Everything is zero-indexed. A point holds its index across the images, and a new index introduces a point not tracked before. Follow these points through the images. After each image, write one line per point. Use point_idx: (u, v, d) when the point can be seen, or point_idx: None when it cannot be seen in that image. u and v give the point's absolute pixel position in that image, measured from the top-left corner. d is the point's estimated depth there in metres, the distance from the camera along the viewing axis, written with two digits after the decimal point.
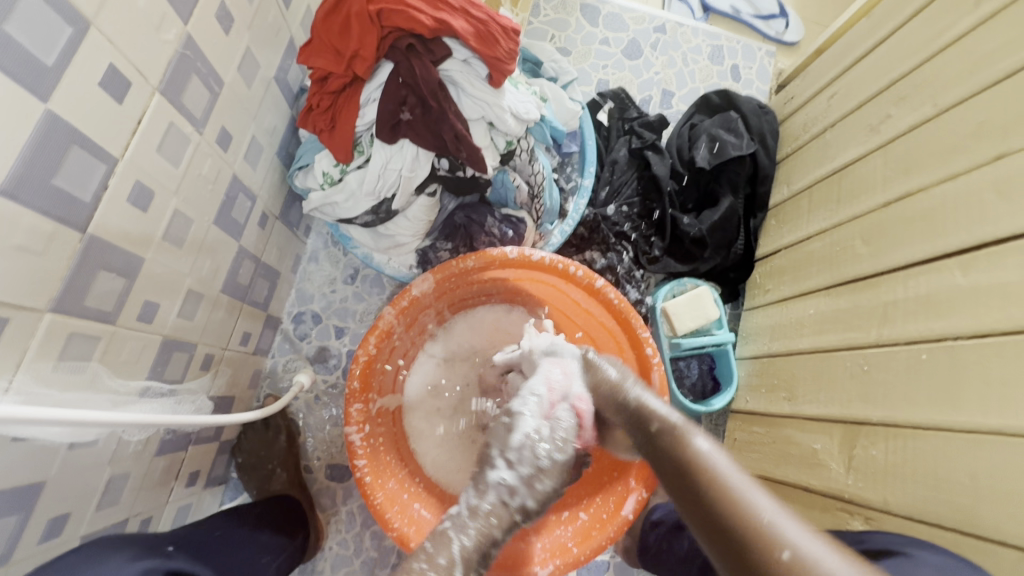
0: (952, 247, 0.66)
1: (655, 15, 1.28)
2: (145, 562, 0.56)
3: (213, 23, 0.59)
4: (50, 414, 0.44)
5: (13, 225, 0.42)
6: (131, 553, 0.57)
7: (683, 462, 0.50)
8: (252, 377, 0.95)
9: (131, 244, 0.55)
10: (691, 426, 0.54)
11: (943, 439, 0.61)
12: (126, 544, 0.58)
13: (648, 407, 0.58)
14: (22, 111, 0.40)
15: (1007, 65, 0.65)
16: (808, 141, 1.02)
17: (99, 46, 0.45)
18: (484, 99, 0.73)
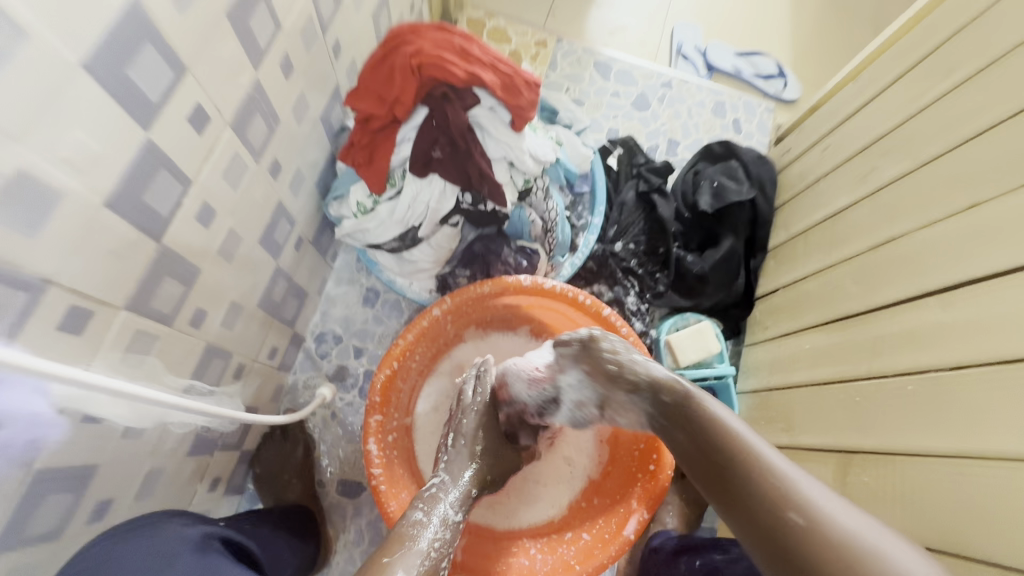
0: (934, 286, 0.71)
1: (663, 72, 1.40)
2: (200, 527, 0.64)
3: (277, 71, 0.68)
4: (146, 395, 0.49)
5: (109, 232, 0.48)
6: (183, 522, 0.63)
7: (755, 467, 0.57)
8: (275, 391, 1.00)
9: (193, 255, 0.62)
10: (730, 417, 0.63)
11: (928, 464, 0.65)
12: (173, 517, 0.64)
13: (694, 412, 0.64)
14: (126, 138, 0.47)
15: (978, 125, 0.73)
16: (804, 188, 1.10)
17: (191, 88, 0.53)
18: (506, 141, 0.81)
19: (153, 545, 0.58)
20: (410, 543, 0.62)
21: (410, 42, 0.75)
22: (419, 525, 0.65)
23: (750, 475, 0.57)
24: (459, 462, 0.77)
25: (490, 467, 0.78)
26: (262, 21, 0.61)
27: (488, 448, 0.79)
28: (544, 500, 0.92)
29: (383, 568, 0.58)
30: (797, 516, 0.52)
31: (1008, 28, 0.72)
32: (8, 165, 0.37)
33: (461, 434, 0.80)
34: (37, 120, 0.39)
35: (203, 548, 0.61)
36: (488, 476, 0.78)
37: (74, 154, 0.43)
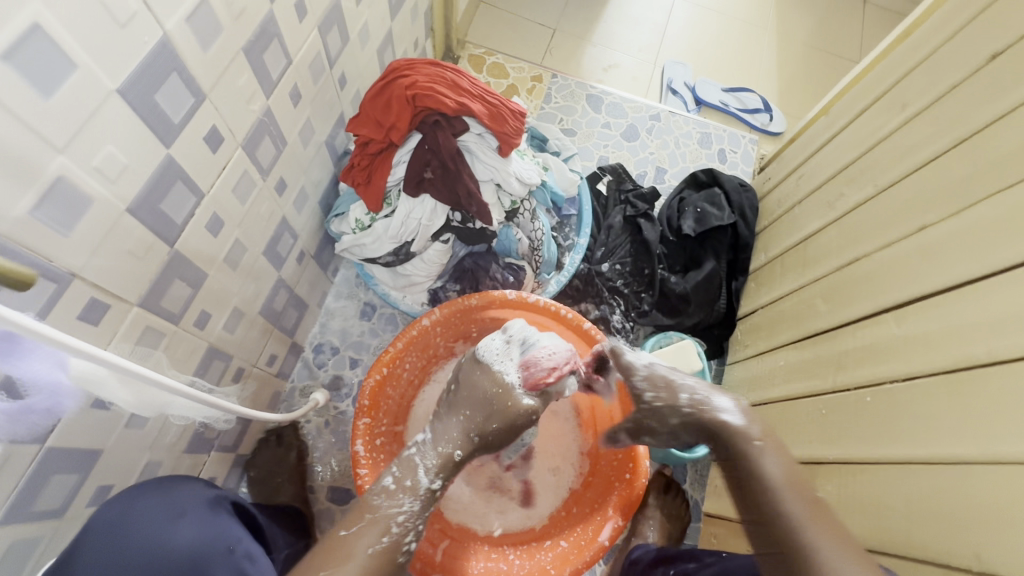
0: (890, 303, 0.76)
1: (651, 106, 1.49)
2: (214, 490, 0.73)
3: (286, 99, 0.76)
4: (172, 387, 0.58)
5: (129, 234, 0.55)
6: (202, 483, 0.73)
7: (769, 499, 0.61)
8: (272, 397, 1.05)
9: (201, 261, 0.69)
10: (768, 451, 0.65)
11: (884, 471, 0.68)
12: (190, 480, 0.72)
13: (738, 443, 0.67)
14: (149, 153, 0.54)
15: (927, 155, 0.79)
16: (781, 214, 1.16)
17: (208, 112, 0.60)
18: (493, 165, 0.89)
19: (170, 499, 0.67)
20: (372, 515, 0.66)
21: (406, 75, 0.83)
22: (390, 496, 0.68)
23: (801, 526, 0.58)
24: (451, 422, 0.73)
25: (490, 426, 0.72)
26: (274, 55, 0.69)
27: (496, 408, 0.72)
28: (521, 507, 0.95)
29: (339, 541, 0.63)
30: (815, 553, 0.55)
31: (952, 67, 0.79)
32: (49, 172, 0.44)
33: (470, 388, 0.74)
34: (76, 135, 0.46)
35: (212, 509, 0.69)
36: (483, 437, 0.72)
37: (105, 165, 0.49)
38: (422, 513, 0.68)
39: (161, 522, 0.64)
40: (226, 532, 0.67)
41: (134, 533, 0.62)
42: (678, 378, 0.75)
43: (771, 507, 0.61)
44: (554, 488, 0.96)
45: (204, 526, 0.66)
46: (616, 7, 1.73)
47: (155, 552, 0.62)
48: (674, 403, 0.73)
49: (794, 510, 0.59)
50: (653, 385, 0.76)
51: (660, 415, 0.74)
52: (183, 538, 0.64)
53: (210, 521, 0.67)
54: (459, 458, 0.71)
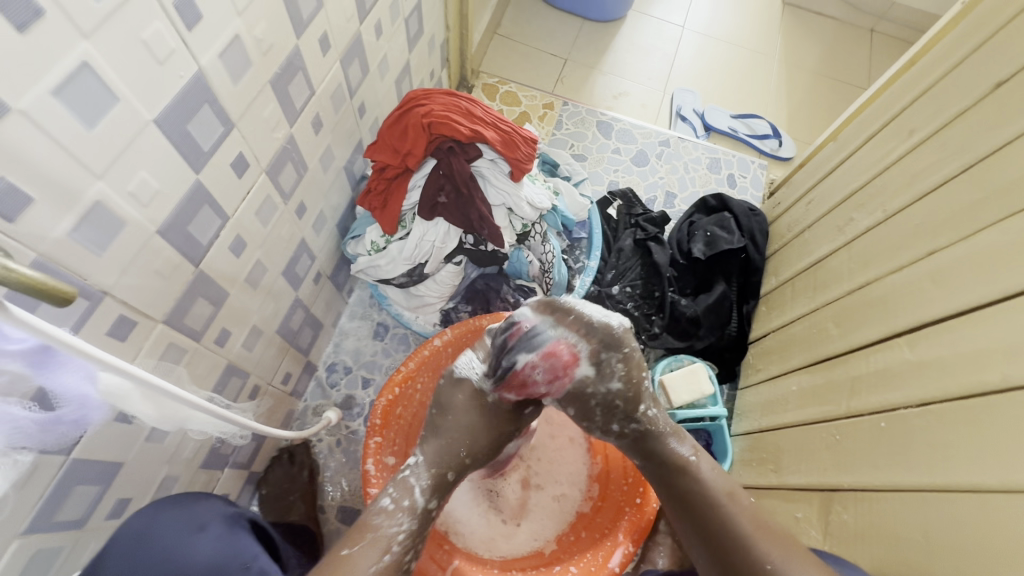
0: (902, 327, 0.76)
1: (661, 132, 1.52)
2: (230, 508, 0.74)
3: (308, 127, 0.80)
4: (198, 406, 0.61)
5: (157, 255, 0.58)
6: (220, 500, 0.74)
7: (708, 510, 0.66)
8: (285, 416, 1.06)
9: (224, 281, 0.71)
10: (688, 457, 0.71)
11: (900, 498, 0.67)
12: (206, 496, 0.73)
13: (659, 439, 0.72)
14: (181, 178, 0.57)
15: (934, 181, 0.80)
16: (791, 239, 1.16)
17: (236, 140, 0.64)
18: (505, 190, 0.91)
19: (191, 513, 0.69)
20: (373, 534, 0.63)
21: (422, 105, 0.87)
22: (387, 516, 0.65)
23: (750, 535, 0.62)
24: (438, 444, 0.72)
25: (479, 447, 0.72)
26: (299, 87, 0.73)
27: (482, 424, 0.72)
28: (530, 531, 0.94)
29: (341, 561, 0.60)
30: (766, 565, 0.59)
31: (956, 96, 0.81)
32: (87, 196, 0.47)
33: (453, 409, 0.73)
34: (114, 162, 0.49)
35: (231, 526, 0.70)
36: (472, 455, 0.72)
37: (139, 190, 0.53)
38: (419, 533, 0.66)
39: (182, 535, 0.65)
40: (244, 548, 0.68)
41: (156, 544, 0.64)
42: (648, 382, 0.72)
43: (711, 515, 0.65)
44: (562, 514, 0.96)
45: (224, 542, 0.67)
46: (626, 38, 1.78)
47: (175, 564, 0.63)
48: (632, 410, 0.71)
49: (740, 522, 0.63)
50: (625, 375, 0.70)
51: (612, 408, 0.71)
52: (202, 553, 0.65)
53: (227, 539, 0.68)
54: (452, 479, 0.70)
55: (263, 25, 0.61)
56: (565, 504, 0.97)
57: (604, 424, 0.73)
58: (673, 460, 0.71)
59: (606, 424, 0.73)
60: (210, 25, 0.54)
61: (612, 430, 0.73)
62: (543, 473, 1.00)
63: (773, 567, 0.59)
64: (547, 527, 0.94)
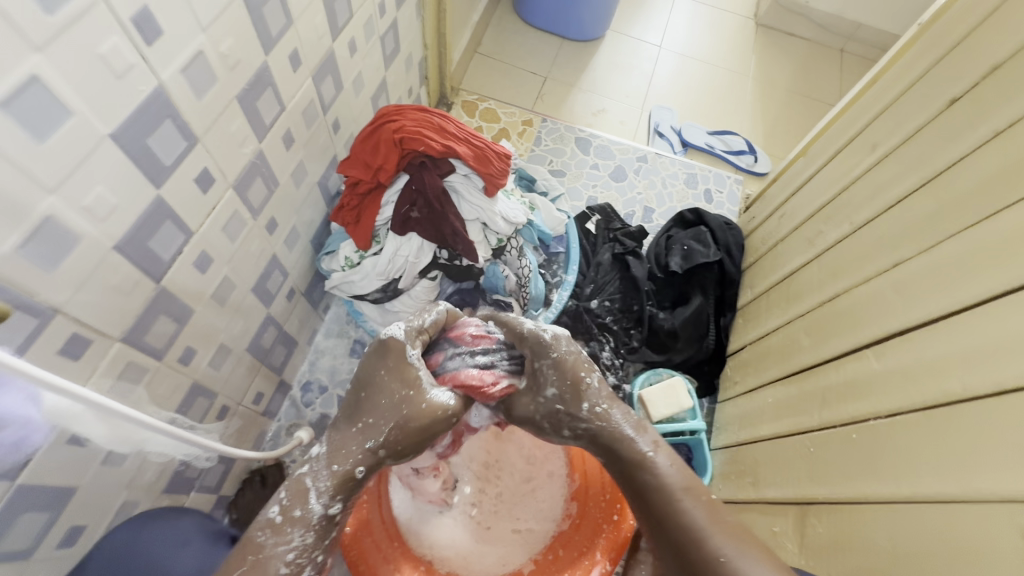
0: (869, 337, 0.76)
1: (638, 148, 1.54)
2: (212, 524, 0.79)
3: (278, 142, 0.80)
4: (145, 420, 0.56)
5: (115, 271, 0.56)
6: (202, 515, 0.79)
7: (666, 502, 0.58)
8: (257, 436, 1.03)
9: (188, 298, 0.70)
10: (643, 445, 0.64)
11: (870, 510, 0.66)
12: (190, 512, 0.78)
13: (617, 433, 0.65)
14: (141, 193, 0.56)
15: (895, 195, 0.82)
16: (765, 252, 1.18)
17: (200, 155, 0.63)
18: (479, 205, 0.92)
19: (175, 529, 0.73)
20: (255, 557, 0.55)
21: (394, 120, 0.87)
22: (275, 532, 0.57)
23: (705, 532, 0.55)
24: (350, 435, 0.64)
25: (397, 442, 0.63)
26: (267, 102, 0.73)
27: (407, 413, 0.63)
28: (498, 558, 0.88)
29: None
30: (720, 556, 0.53)
31: (916, 111, 0.83)
32: (38, 211, 0.46)
33: (375, 391, 0.66)
34: (68, 176, 0.48)
35: (212, 542, 0.76)
36: (392, 449, 0.64)
37: (95, 205, 0.52)
38: (321, 545, 0.59)
39: (167, 548, 0.71)
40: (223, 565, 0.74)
41: (141, 557, 0.69)
42: (587, 379, 0.69)
43: (669, 511, 0.58)
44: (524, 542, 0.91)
45: (203, 558, 0.73)
46: (603, 57, 1.81)
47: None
48: (575, 408, 0.68)
49: (695, 515, 0.56)
50: (558, 381, 0.69)
51: (557, 417, 0.69)
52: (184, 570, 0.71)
53: (208, 552, 0.74)
54: (362, 477, 0.62)
55: (228, 40, 0.61)
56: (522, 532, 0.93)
57: (555, 413, 0.69)
58: (636, 460, 0.63)
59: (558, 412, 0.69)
60: (170, 40, 0.53)
61: (567, 436, 0.69)
62: (514, 501, 0.97)
63: (725, 559, 0.53)
64: (517, 555, 0.88)
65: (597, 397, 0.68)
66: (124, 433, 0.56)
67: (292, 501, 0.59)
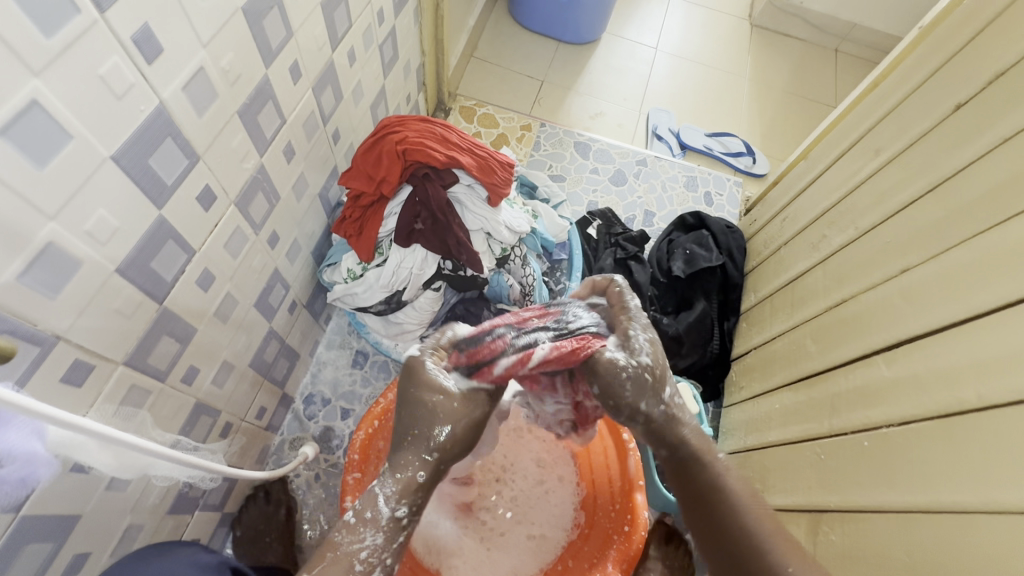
0: (878, 344, 0.76)
1: (637, 151, 1.54)
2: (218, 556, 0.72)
3: (279, 155, 0.78)
4: (157, 450, 0.56)
5: (117, 294, 0.55)
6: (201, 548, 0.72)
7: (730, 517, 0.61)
8: (260, 451, 1.02)
9: (191, 317, 0.68)
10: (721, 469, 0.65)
11: (884, 520, 0.66)
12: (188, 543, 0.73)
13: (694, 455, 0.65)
14: (142, 214, 0.55)
15: (900, 200, 0.81)
16: (769, 255, 1.18)
17: (201, 172, 0.62)
18: (483, 215, 0.91)
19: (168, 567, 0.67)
20: (334, 554, 0.54)
21: (397, 131, 0.86)
22: (349, 531, 0.56)
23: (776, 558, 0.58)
24: (407, 440, 0.59)
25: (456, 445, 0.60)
26: (268, 116, 0.72)
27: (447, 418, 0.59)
28: (510, 566, 0.89)
29: None
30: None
31: (920, 116, 0.83)
32: (38, 238, 0.45)
33: (416, 398, 0.60)
34: (69, 202, 0.47)
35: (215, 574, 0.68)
36: (451, 455, 0.60)
37: (96, 229, 0.50)
38: (391, 548, 0.56)
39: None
40: None
41: None
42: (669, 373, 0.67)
43: (723, 509, 0.62)
44: (538, 549, 0.91)
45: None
46: (600, 60, 1.81)
47: None
48: (660, 391, 0.64)
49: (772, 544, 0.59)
50: (654, 355, 0.65)
51: (642, 387, 0.63)
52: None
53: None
54: (425, 482, 0.58)
55: (229, 55, 0.60)
56: (538, 538, 0.92)
57: (635, 406, 0.64)
58: (693, 460, 0.65)
59: (637, 406, 0.64)
60: (172, 57, 0.52)
61: (637, 418, 0.65)
62: (529, 505, 0.96)
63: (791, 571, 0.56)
64: (529, 563, 0.90)
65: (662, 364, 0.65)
66: (135, 461, 0.56)
67: (361, 506, 0.57)
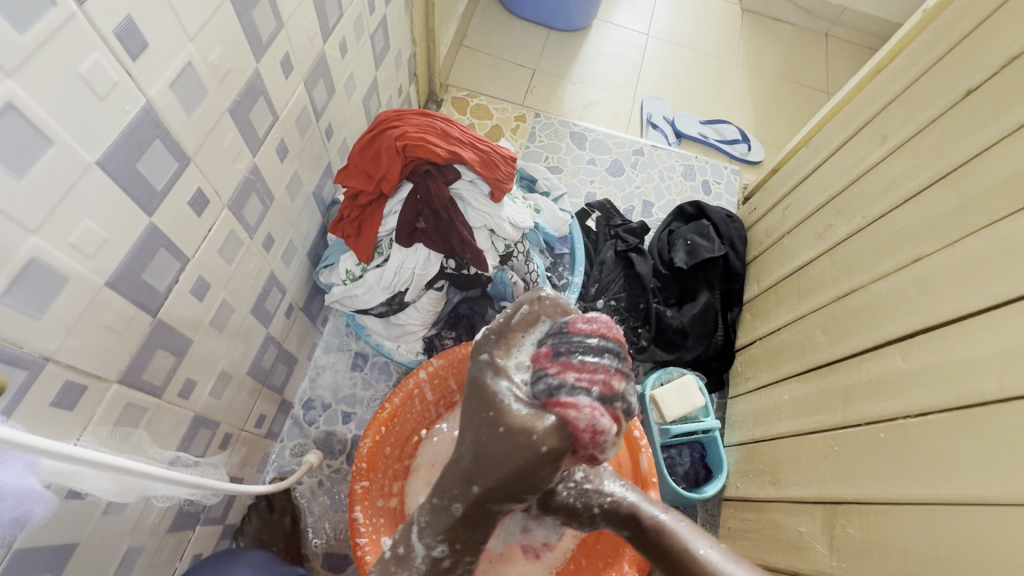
0: (892, 335, 0.76)
1: (634, 141, 1.52)
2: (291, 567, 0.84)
3: (272, 154, 0.74)
4: (158, 473, 0.54)
5: (108, 309, 0.51)
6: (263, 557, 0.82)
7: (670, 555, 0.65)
8: (260, 460, 0.99)
9: (186, 328, 0.65)
10: (646, 505, 0.70)
11: (904, 512, 0.66)
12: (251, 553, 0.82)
13: (630, 504, 0.71)
14: (132, 222, 0.51)
15: (910, 187, 0.81)
16: (771, 244, 1.17)
17: (192, 175, 0.58)
18: (486, 211, 0.88)
19: None
20: None
21: (395, 126, 0.83)
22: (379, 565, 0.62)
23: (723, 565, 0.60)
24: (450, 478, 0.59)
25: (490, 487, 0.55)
26: (260, 113, 0.68)
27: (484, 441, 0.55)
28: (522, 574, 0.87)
29: None
30: None
31: (928, 102, 0.82)
32: (21, 254, 0.41)
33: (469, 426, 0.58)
34: (52, 213, 0.43)
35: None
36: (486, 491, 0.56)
37: (82, 241, 0.47)
38: None
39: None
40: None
41: None
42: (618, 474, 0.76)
43: (682, 560, 0.63)
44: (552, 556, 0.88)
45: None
46: (592, 47, 1.77)
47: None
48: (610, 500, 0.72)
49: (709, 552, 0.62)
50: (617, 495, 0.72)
51: (585, 493, 0.72)
52: None
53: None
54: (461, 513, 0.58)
55: (218, 49, 0.56)
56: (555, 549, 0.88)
57: (591, 505, 0.72)
58: (651, 525, 0.68)
59: (594, 503, 0.72)
60: (158, 53, 0.48)
61: (595, 512, 0.72)
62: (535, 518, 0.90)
63: None
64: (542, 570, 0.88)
65: (608, 475, 0.75)
66: (134, 485, 0.54)
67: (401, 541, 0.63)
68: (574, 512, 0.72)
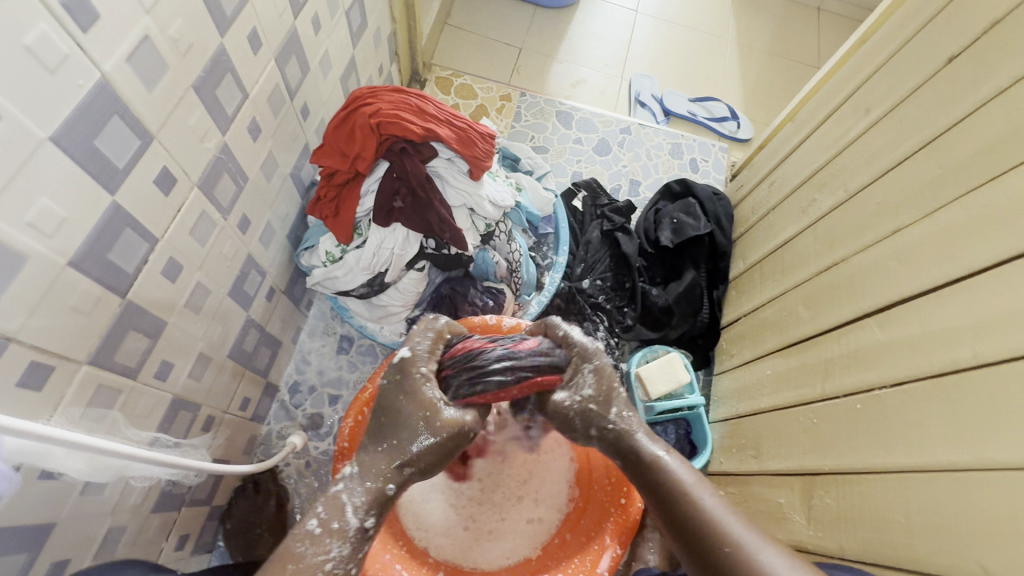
0: (870, 308, 0.76)
1: (621, 119, 1.50)
2: None
3: (243, 133, 0.73)
4: (129, 452, 0.53)
5: (72, 290, 0.51)
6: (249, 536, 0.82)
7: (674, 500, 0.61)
8: (247, 442, 0.99)
9: (159, 310, 0.64)
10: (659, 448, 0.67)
11: (879, 481, 0.67)
12: None
13: (635, 440, 0.67)
14: (94, 201, 0.51)
15: (891, 159, 0.80)
16: (756, 222, 1.16)
17: (157, 153, 0.57)
18: (465, 189, 0.88)
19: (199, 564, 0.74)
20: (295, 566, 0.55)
21: (369, 103, 0.81)
22: (316, 542, 0.57)
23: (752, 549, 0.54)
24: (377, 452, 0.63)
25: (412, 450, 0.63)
26: (228, 90, 0.66)
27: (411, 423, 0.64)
28: (505, 548, 0.87)
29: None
30: (725, 549, 0.55)
31: (912, 71, 0.81)
32: None
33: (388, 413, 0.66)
34: (4, 190, 0.42)
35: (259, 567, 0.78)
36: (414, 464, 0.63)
37: (40, 220, 0.46)
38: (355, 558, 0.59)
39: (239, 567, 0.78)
40: None
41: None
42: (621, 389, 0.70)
43: (684, 507, 0.60)
44: (534, 531, 0.89)
45: None
46: (579, 24, 1.74)
47: None
48: (603, 412, 0.68)
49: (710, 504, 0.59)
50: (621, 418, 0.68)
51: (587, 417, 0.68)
52: None
53: None
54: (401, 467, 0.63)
55: (179, 22, 0.54)
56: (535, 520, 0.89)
57: (586, 433, 0.69)
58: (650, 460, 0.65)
59: (588, 429, 0.69)
60: (110, 25, 0.47)
61: (592, 437, 0.69)
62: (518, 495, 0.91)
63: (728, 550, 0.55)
64: (525, 545, 0.88)
65: (623, 402, 0.70)
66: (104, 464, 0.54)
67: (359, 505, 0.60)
68: (573, 427, 0.69)
